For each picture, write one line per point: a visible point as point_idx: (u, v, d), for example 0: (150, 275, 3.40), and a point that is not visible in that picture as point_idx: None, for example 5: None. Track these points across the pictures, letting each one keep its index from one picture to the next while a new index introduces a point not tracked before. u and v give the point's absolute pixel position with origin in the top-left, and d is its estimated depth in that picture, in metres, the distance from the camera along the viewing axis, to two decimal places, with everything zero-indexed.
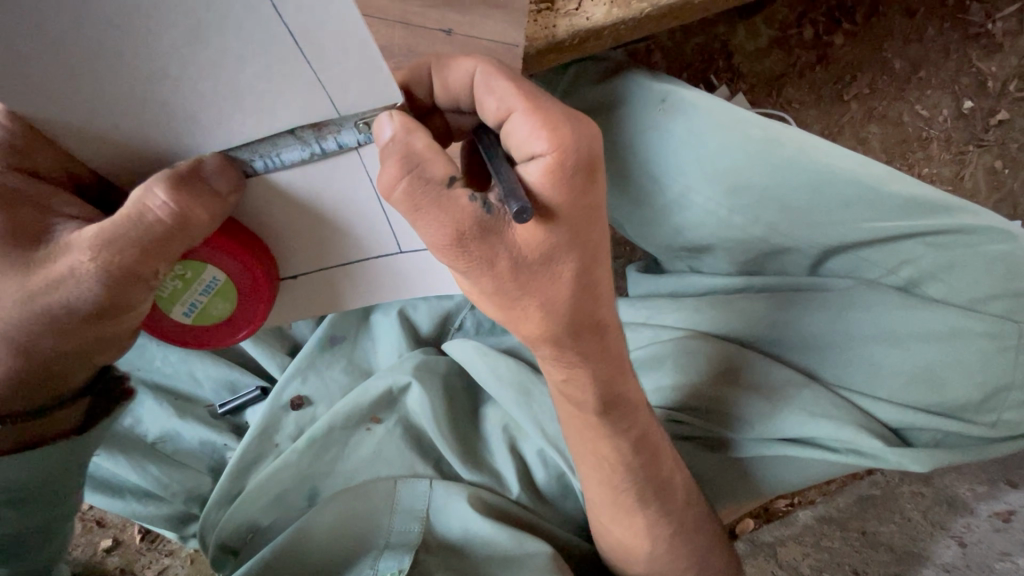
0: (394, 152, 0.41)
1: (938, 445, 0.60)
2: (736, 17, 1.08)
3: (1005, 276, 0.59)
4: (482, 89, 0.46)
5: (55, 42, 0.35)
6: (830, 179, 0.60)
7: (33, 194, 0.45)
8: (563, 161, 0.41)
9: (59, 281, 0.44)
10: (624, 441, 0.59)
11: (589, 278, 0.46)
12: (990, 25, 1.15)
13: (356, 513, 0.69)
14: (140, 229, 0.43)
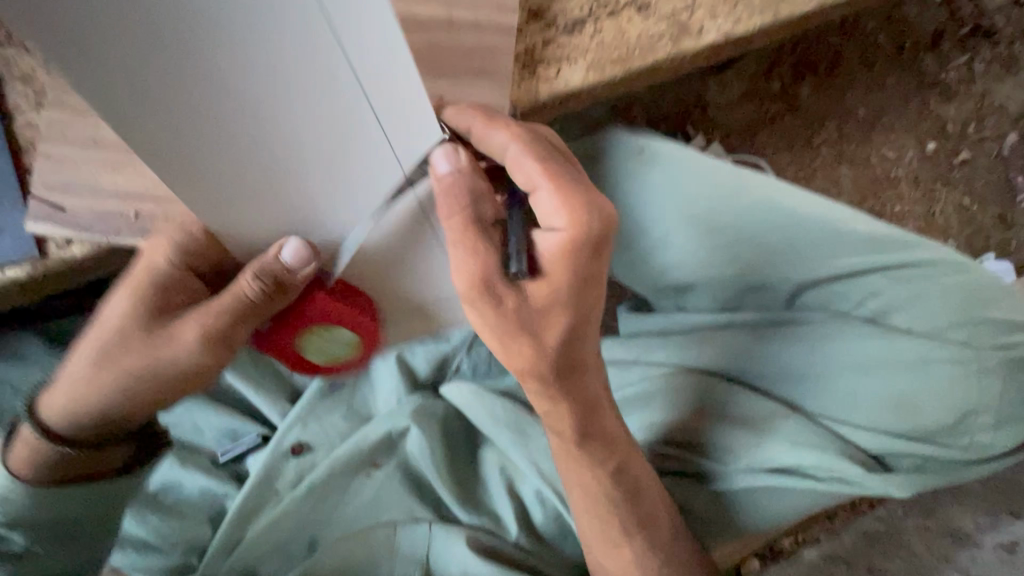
0: (452, 207, 0.49)
1: (919, 470, 0.62)
2: (709, 73, 1.17)
3: (964, 305, 0.62)
4: (514, 154, 0.51)
5: (229, 158, 0.40)
6: (799, 222, 0.65)
7: (184, 281, 0.56)
8: (578, 239, 0.50)
9: (177, 344, 0.56)
10: (604, 473, 0.63)
11: (583, 324, 0.56)
12: (944, 74, 1.25)
13: (358, 559, 0.71)
14: (239, 304, 0.52)
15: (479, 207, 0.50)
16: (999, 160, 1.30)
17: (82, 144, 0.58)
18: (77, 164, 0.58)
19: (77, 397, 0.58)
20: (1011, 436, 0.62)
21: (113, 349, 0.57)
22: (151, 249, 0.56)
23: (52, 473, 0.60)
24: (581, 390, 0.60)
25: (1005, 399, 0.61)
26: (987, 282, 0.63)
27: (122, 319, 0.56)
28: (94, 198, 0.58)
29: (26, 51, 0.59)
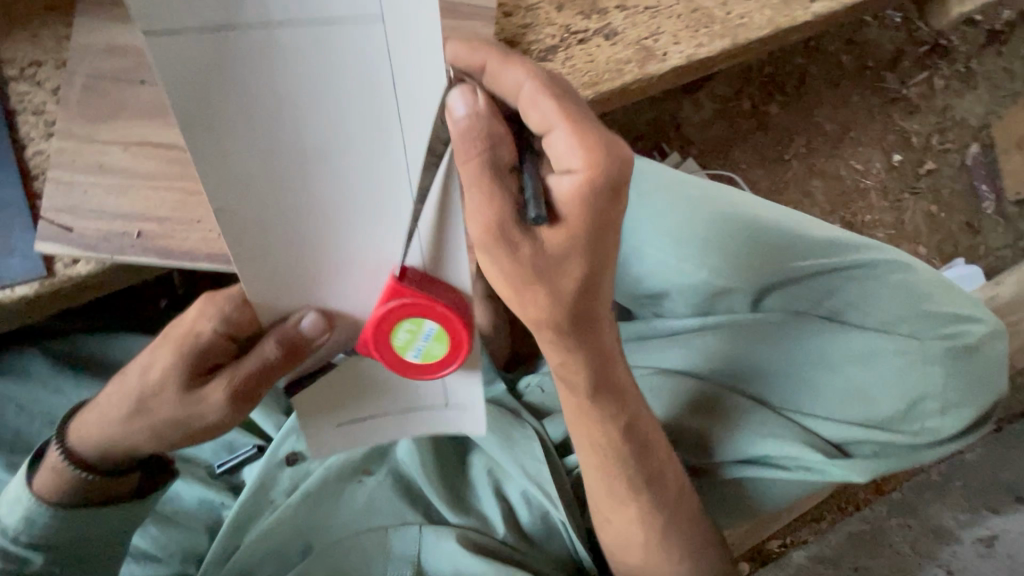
0: (477, 148, 0.41)
1: (878, 457, 0.65)
2: (682, 95, 1.23)
3: (908, 300, 0.67)
4: (527, 94, 0.45)
5: (269, 213, 0.41)
6: (759, 227, 0.73)
7: (214, 346, 0.53)
8: (599, 177, 0.43)
9: (204, 405, 0.54)
10: (615, 428, 0.61)
11: (603, 272, 0.49)
12: (905, 90, 1.32)
13: (351, 564, 0.73)
14: (261, 368, 0.51)
15: (500, 141, 0.42)
16: (962, 169, 1.37)
17: (90, 170, 0.62)
18: (85, 189, 0.62)
19: (99, 443, 0.58)
20: (963, 419, 0.64)
21: (141, 406, 0.55)
22: (193, 312, 0.54)
23: (73, 495, 0.59)
24: (592, 341, 0.55)
25: (952, 386, 0.64)
26: (923, 276, 0.69)
27: (153, 377, 0.54)
28: (100, 219, 0.62)
29: (39, 87, 0.64)
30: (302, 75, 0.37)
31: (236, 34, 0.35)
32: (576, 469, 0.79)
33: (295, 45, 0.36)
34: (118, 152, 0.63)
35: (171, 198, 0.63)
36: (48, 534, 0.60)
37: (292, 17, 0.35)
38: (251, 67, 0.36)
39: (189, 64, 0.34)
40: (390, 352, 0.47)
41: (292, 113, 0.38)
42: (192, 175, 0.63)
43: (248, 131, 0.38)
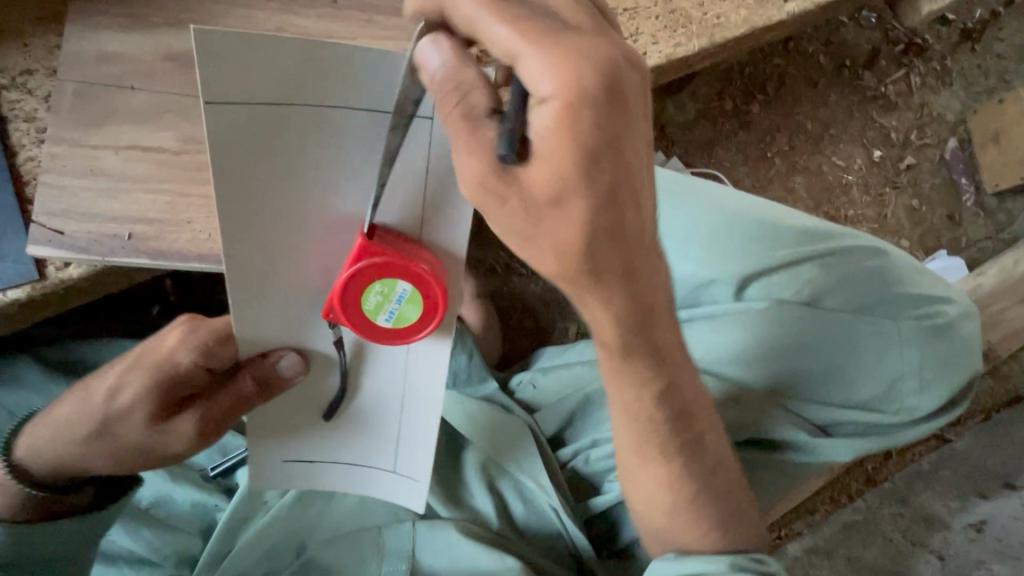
0: (449, 104, 0.40)
1: (860, 436, 0.69)
2: (665, 97, 1.26)
3: (883, 284, 0.70)
4: (479, 17, 0.38)
5: (268, 255, 0.46)
6: (739, 220, 0.74)
7: (186, 377, 0.56)
8: (580, 97, 0.37)
9: (172, 435, 0.58)
10: (650, 390, 0.57)
11: (629, 200, 0.41)
12: (883, 88, 1.36)
13: (345, 564, 0.72)
14: (232, 404, 0.54)
15: (464, 90, 0.39)
16: (941, 164, 1.40)
17: (81, 175, 0.63)
18: (76, 193, 0.63)
19: (56, 465, 0.59)
20: (937, 397, 0.68)
21: (105, 430, 0.57)
22: (171, 342, 0.57)
23: (24, 511, 0.59)
24: (633, 286, 0.47)
25: (927, 365, 0.68)
26: (896, 261, 0.72)
27: (122, 402, 0.56)
28: (91, 222, 0.63)
29: (30, 95, 0.65)
30: (325, 145, 0.43)
31: (291, 108, 0.41)
32: (569, 461, 0.80)
33: (337, 126, 0.43)
34: (109, 156, 0.64)
35: (162, 200, 0.64)
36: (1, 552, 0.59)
37: (342, 103, 0.42)
38: (285, 129, 0.42)
39: (245, 124, 0.41)
40: (357, 313, 0.48)
41: (318, 177, 0.44)
42: (183, 179, 0.65)
43: (280, 186, 0.44)
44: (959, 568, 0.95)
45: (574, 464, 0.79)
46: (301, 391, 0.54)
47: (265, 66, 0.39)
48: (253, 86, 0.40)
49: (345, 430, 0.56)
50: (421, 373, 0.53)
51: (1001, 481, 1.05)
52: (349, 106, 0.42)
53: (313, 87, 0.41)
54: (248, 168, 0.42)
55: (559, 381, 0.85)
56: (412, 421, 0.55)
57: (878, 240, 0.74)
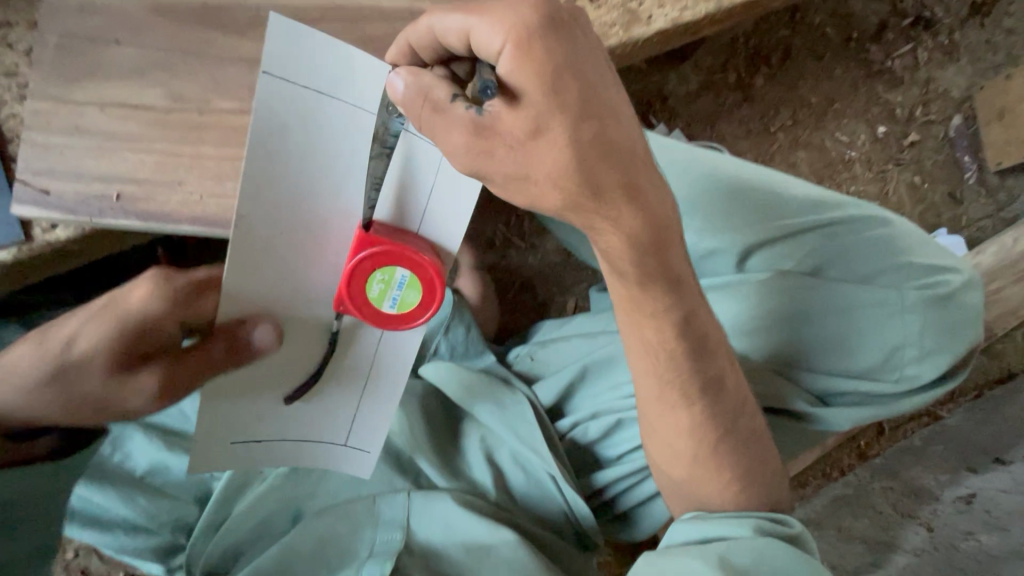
0: (418, 103, 0.45)
1: (859, 405, 0.69)
2: (668, 67, 1.23)
3: (887, 253, 0.70)
4: (433, 24, 0.46)
5: (274, 231, 0.49)
6: (741, 189, 0.73)
7: (157, 329, 0.54)
8: (528, 32, 0.43)
9: (133, 387, 0.55)
10: (669, 321, 0.58)
11: (602, 110, 0.46)
12: (890, 62, 1.33)
13: (336, 536, 0.66)
14: (196, 367, 0.52)
15: (432, 82, 0.45)
16: (945, 141, 1.38)
17: (65, 132, 0.61)
18: (62, 151, 0.61)
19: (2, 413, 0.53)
20: (940, 364, 0.67)
21: (52, 379, 0.53)
22: (139, 293, 0.54)
23: None
24: (637, 203, 0.50)
25: (930, 335, 0.67)
26: (901, 231, 0.72)
27: (82, 348, 0.53)
28: (78, 181, 0.61)
29: (10, 49, 0.63)
30: (342, 139, 0.49)
31: (325, 99, 0.48)
32: (569, 432, 0.79)
33: (360, 125, 0.49)
34: (95, 113, 0.62)
35: (151, 160, 0.62)
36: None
37: (367, 112, 0.49)
38: (311, 118, 0.47)
39: (283, 98, 0.46)
40: (366, 305, 0.53)
41: (327, 167, 0.49)
42: (173, 139, 0.63)
43: (296, 164, 0.48)
44: (946, 540, 0.93)
45: (574, 436, 0.78)
46: (288, 374, 0.56)
47: (312, 66, 0.47)
48: (299, 71, 0.47)
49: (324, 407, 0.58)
50: (397, 361, 0.58)
51: (992, 456, 1.06)
52: (373, 113, 0.50)
53: (340, 89, 0.48)
54: (271, 138, 0.47)
55: (559, 355, 0.84)
56: (387, 394, 0.59)
57: (880, 209, 0.73)
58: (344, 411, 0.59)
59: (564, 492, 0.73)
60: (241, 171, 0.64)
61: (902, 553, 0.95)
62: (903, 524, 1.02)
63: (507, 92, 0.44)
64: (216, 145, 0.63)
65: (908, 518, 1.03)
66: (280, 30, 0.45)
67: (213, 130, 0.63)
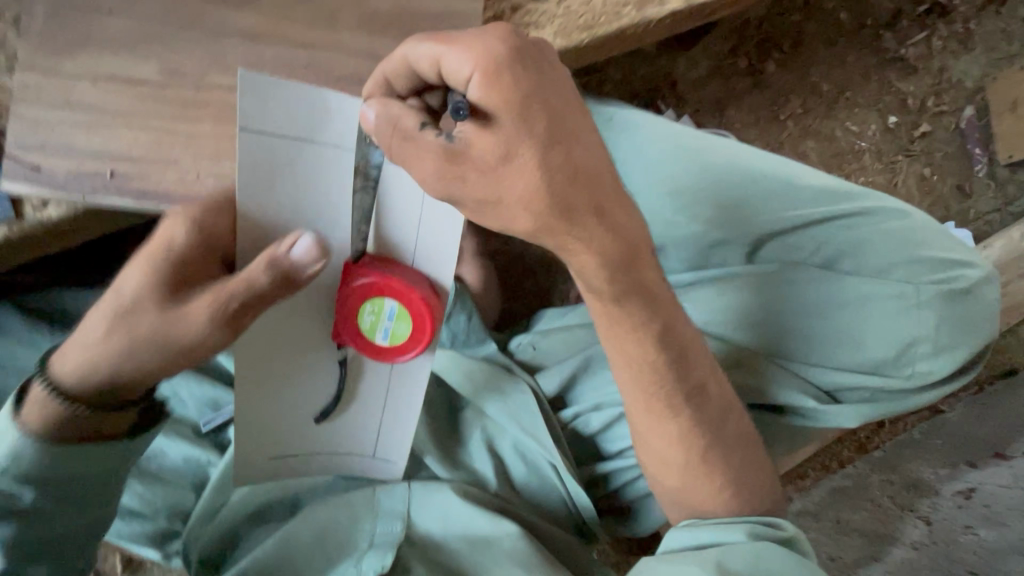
0: (388, 133, 0.44)
1: (868, 402, 0.68)
2: (677, 50, 1.20)
3: (904, 246, 0.68)
4: (408, 49, 0.45)
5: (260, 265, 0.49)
6: (753, 177, 0.71)
7: (190, 258, 0.50)
8: (495, 62, 0.43)
9: (184, 320, 0.48)
10: (650, 334, 0.56)
11: (569, 136, 0.45)
12: (903, 50, 1.30)
13: (336, 523, 0.64)
14: (240, 290, 0.46)
15: (401, 109, 0.44)
16: (956, 132, 1.35)
17: (57, 107, 0.59)
18: (53, 127, 0.59)
19: (79, 372, 0.50)
20: (952, 361, 0.66)
21: (116, 326, 0.49)
22: (166, 227, 0.51)
23: (69, 431, 0.52)
24: (607, 224, 0.49)
25: (942, 330, 0.66)
26: (920, 222, 0.69)
27: (131, 291, 0.49)
28: (71, 158, 0.59)
29: None
30: (323, 170, 0.47)
31: (304, 143, 0.46)
32: (571, 421, 0.78)
33: (342, 164, 0.48)
34: (87, 87, 0.59)
35: (146, 137, 0.60)
36: (41, 469, 0.52)
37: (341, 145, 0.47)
38: (292, 150, 0.46)
39: (263, 150, 0.45)
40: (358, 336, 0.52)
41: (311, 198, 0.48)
42: (169, 116, 0.61)
43: (288, 212, 0.47)
44: (945, 533, 0.93)
45: (577, 427, 0.77)
46: (305, 395, 0.55)
47: (288, 101, 0.45)
48: (273, 121, 0.45)
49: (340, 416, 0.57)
50: (410, 374, 0.56)
51: (993, 450, 1.06)
52: (352, 151, 0.48)
53: (318, 122, 0.46)
54: (261, 189, 0.46)
55: (561, 343, 0.83)
56: (403, 403, 0.58)
57: (900, 200, 0.70)
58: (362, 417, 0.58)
59: (567, 485, 0.73)
60: (238, 149, 0.62)
61: (900, 546, 0.96)
62: (902, 517, 1.02)
63: (477, 117, 0.43)
64: (213, 122, 0.62)
65: (907, 511, 1.03)
66: (248, 84, 0.43)
67: (210, 106, 0.61)
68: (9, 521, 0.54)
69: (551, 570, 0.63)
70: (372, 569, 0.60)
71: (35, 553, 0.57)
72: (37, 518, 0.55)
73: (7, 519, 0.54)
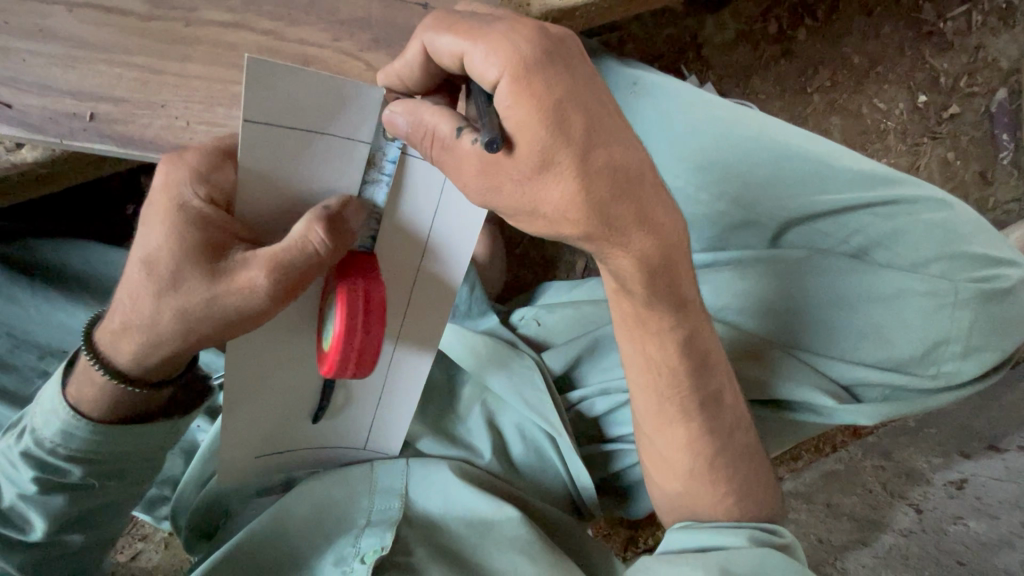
0: (425, 142, 0.41)
1: (887, 400, 0.66)
2: (704, 10, 1.10)
3: (943, 240, 0.65)
4: (427, 38, 0.41)
5: None
6: (790, 153, 0.67)
7: (208, 217, 0.43)
8: (544, 44, 0.39)
9: (240, 286, 0.43)
10: (673, 339, 0.56)
11: (608, 134, 0.42)
12: (941, 24, 1.22)
13: (331, 500, 0.62)
14: (293, 254, 0.42)
15: (434, 116, 0.40)
16: (986, 116, 1.28)
17: (25, 35, 0.52)
18: (21, 58, 0.52)
19: (144, 352, 0.47)
20: (981, 361, 0.64)
21: (165, 303, 0.44)
22: (163, 181, 0.44)
23: (119, 409, 0.49)
24: (646, 225, 0.47)
25: (977, 331, 0.63)
26: (962, 214, 0.66)
27: (158, 258, 0.43)
28: (44, 94, 0.53)
29: None
30: (332, 165, 0.42)
31: (316, 135, 0.40)
32: (577, 403, 0.75)
33: (357, 158, 0.43)
34: (62, 14, 0.53)
35: (129, 75, 0.54)
36: (90, 447, 0.50)
37: (353, 135, 0.41)
38: (302, 145, 0.40)
39: (271, 146, 0.39)
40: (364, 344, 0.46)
41: (316, 192, 0.43)
42: (155, 53, 0.55)
43: (302, 199, 0.43)
44: (935, 523, 0.95)
45: (583, 408, 0.75)
46: (301, 381, 0.51)
47: (299, 94, 0.38)
48: (286, 114, 0.39)
49: (335, 395, 0.54)
50: (413, 364, 0.54)
51: (986, 442, 1.06)
52: (368, 143, 0.42)
53: (332, 114, 0.40)
54: (269, 182, 0.41)
55: (568, 319, 0.79)
56: (402, 390, 0.55)
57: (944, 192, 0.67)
58: (357, 400, 0.55)
59: (565, 461, 0.71)
60: (234, 95, 0.57)
61: (890, 533, 0.97)
62: (892, 504, 1.03)
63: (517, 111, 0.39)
64: (204, 63, 0.56)
65: (897, 498, 1.04)
66: (256, 75, 0.36)
67: (203, 44, 0.56)
68: (57, 493, 0.52)
69: (552, 554, 0.62)
70: (371, 548, 0.59)
71: (81, 524, 0.55)
72: (84, 493, 0.53)
73: (55, 492, 0.52)
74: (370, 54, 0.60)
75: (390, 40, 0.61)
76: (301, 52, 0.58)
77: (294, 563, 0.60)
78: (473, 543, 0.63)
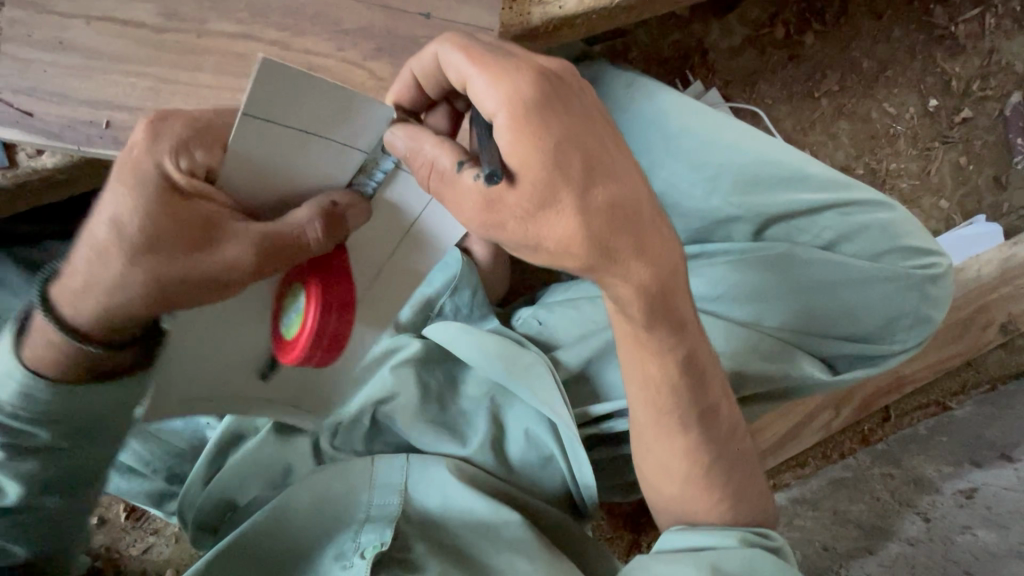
0: (425, 172, 0.43)
1: (848, 364, 0.74)
2: (709, 16, 1.11)
3: (890, 235, 0.68)
4: (442, 52, 0.42)
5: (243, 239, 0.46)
6: (786, 164, 0.68)
7: (192, 190, 0.43)
8: (545, 74, 0.42)
9: (223, 262, 0.45)
10: (673, 359, 0.56)
11: (607, 172, 0.43)
12: (953, 28, 1.21)
13: (332, 493, 0.64)
14: (286, 244, 0.45)
15: (438, 141, 0.42)
16: (999, 121, 1.25)
17: (47, 47, 0.55)
18: (43, 69, 0.55)
19: (96, 314, 0.46)
20: (930, 331, 0.71)
21: (137, 264, 0.44)
22: (144, 145, 0.43)
23: (79, 367, 0.47)
24: (646, 255, 0.47)
25: (928, 305, 0.70)
26: (901, 212, 0.69)
27: (130, 222, 0.43)
28: (63, 104, 0.55)
29: None
30: (325, 163, 0.45)
31: (318, 139, 0.42)
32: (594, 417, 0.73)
33: (351, 160, 0.45)
34: (80, 27, 0.55)
35: (142, 85, 0.57)
36: (53, 407, 0.48)
37: (351, 143, 0.43)
38: (297, 141, 0.42)
39: (268, 139, 0.41)
40: (331, 311, 0.48)
41: (304, 182, 0.46)
42: (167, 63, 0.57)
43: (290, 186, 0.46)
44: (943, 531, 0.93)
45: (586, 408, 0.74)
46: None
47: (307, 100, 0.40)
48: (286, 112, 0.40)
49: None
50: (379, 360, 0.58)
51: (999, 451, 1.04)
52: (365, 152, 0.45)
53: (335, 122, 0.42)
54: (256, 164, 0.43)
55: (568, 320, 0.80)
56: None
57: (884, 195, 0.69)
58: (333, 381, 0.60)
59: (568, 460, 0.71)
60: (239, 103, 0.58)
61: (897, 541, 0.96)
62: (901, 512, 1.02)
63: (515, 132, 0.40)
64: (214, 72, 0.58)
65: (906, 507, 1.03)
66: (266, 75, 0.37)
67: (212, 54, 0.58)
68: (23, 458, 0.49)
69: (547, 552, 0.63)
70: (370, 544, 0.59)
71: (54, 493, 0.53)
72: (51, 457, 0.50)
73: (21, 457, 0.49)
74: (372, 62, 0.62)
75: (392, 48, 0.62)
76: (307, 61, 0.60)
77: (295, 560, 0.61)
78: (469, 541, 0.64)
